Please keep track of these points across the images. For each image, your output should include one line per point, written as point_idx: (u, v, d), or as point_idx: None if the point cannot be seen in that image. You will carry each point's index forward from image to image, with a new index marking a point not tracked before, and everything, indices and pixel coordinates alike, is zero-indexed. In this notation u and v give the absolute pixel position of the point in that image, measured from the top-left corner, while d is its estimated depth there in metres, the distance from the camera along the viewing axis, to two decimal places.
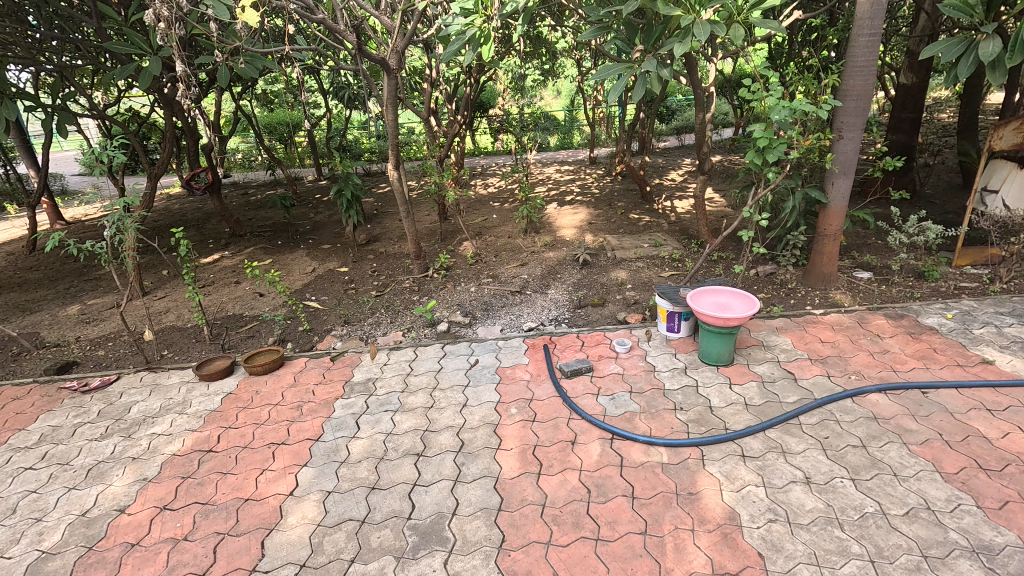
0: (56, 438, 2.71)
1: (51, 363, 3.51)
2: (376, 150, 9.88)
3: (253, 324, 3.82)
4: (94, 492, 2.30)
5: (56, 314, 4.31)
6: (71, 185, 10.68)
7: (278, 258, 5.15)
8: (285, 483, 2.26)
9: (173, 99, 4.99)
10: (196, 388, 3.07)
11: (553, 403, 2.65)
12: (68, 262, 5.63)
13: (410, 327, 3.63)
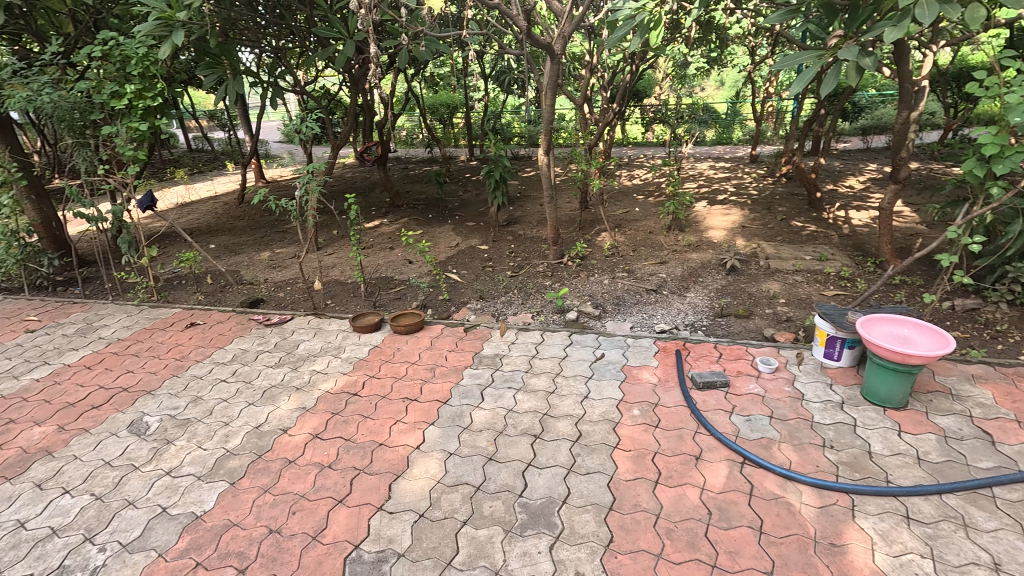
0: (244, 359, 3.27)
1: (245, 297, 4.22)
2: (525, 135, 10.11)
3: (401, 287, 4.19)
4: (266, 410, 2.74)
5: (253, 257, 5.17)
6: (273, 151, 12.65)
7: (427, 230, 5.56)
8: (414, 436, 2.46)
9: (359, 78, 5.58)
10: (350, 337, 3.49)
11: (679, 412, 2.51)
12: (265, 215, 6.71)
13: (540, 310, 3.69)
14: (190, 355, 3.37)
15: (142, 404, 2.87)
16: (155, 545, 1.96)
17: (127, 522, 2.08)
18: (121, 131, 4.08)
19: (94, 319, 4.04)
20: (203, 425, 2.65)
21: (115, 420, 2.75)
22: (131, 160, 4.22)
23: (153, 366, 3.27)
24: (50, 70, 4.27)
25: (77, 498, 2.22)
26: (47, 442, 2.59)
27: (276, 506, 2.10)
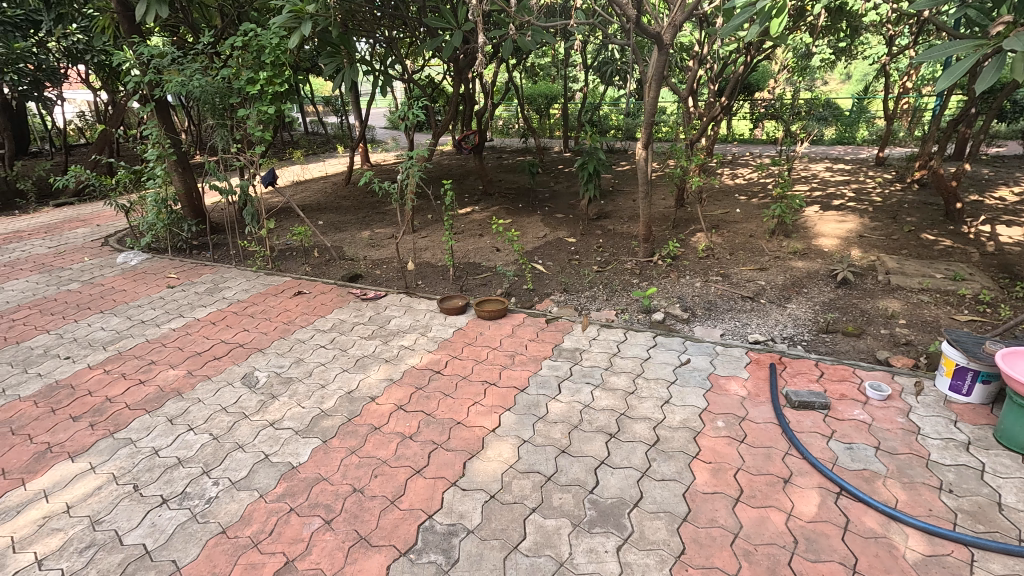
0: (342, 329, 3.54)
1: (346, 272, 4.54)
2: (622, 128, 9.85)
3: (488, 274, 4.29)
4: (358, 377, 2.94)
5: (355, 235, 5.55)
6: (379, 136, 13.40)
7: (516, 220, 5.63)
8: (490, 419, 2.52)
9: (463, 68, 5.73)
10: (437, 317, 3.64)
11: (769, 430, 2.34)
12: (368, 196, 7.15)
13: (625, 308, 3.60)
14: (296, 320, 3.70)
15: (255, 360, 3.21)
16: (258, 486, 2.20)
17: (236, 462, 2.35)
18: (253, 114, 4.52)
19: (220, 281, 4.56)
20: (303, 385, 2.91)
21: (232, 371, 3.09)
22: (260, 140, 4.68)
23: (265, 327, 3.63)
24: (201, 58, 4.83)
25: (199, 435, 2.54)
26: (178, 384, 2.97)
27: (361, 468, 2.26)
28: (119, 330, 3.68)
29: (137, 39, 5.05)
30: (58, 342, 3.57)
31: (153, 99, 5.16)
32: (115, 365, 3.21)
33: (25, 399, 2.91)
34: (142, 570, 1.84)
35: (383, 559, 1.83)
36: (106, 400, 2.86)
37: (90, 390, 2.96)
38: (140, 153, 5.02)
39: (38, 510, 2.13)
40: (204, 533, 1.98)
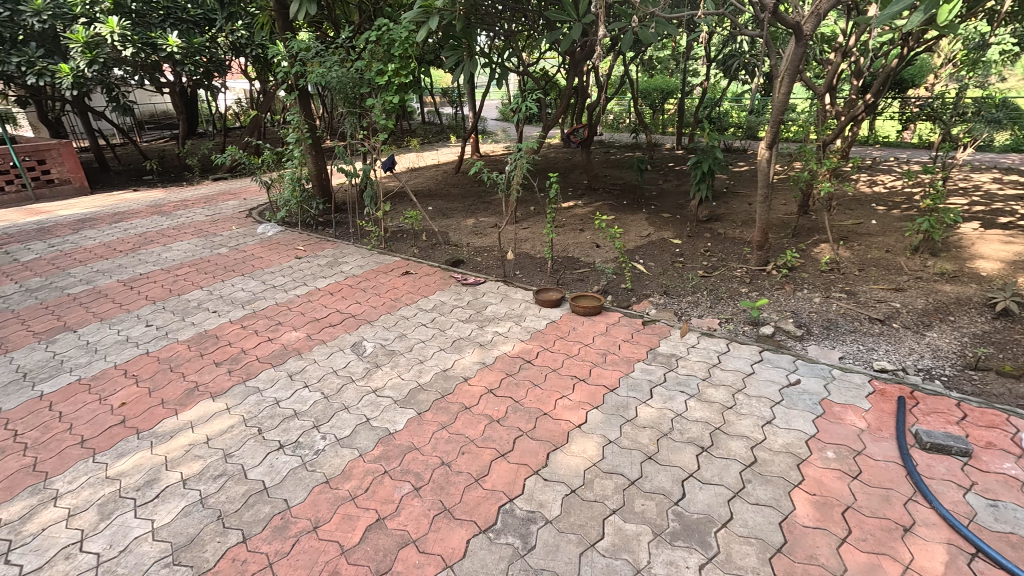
0: (442, 310, 3.72)
1: (450, 256, 4.76)
2: (744, 125, 9.20)
3: (586, 269, 4.26)
4: (453, 358, 3.08)
5: (461, 221, 5.79)
6: (490, 128, 13.81)
7: (620, 217, 5.51)
8: (577, 415, 2.52)
9: (579, 60, 5.67)
10: (532, 307, 3.69)
11: (890, 470, 2.09)
12: (475, 185, 7.41)
13: (730, 318, 3.39)
14: (402, 298, 3.96)
15: (364, 330, 3.49)
16: (359, 446, 2.40)
17: (341, 421, 2.58)
18: (379, 103, 4.86)
19: (340, 256, 5.00)
20: (404, 358, 3.11)
21: (344, 338, 3.39)
22: (383, 128, 5.02)
23: (375, 301, 3.93)
24: (339, 51, 5.28)
25: (312, 392, 2.82)
26: (299, 345, 3.33)
27: (450, 443, 2.38)
28: (256, 292, 4.19)
29: (288, 34, 5.65)
30: (208, 297, 4.15)
31: (298, 88, 5.74)
32: (251, 322, 3.67)
33: (182, 342, 3.42)
34: (261, 503, 2.10)
35: (463, 533, 1.91)
36: (242, 351, 3.28)
37: (231, 341, 3.42)
38: (283, 136, 5.62)
39: (185, 437, 2.50)
40: (311, 480, 2.21)
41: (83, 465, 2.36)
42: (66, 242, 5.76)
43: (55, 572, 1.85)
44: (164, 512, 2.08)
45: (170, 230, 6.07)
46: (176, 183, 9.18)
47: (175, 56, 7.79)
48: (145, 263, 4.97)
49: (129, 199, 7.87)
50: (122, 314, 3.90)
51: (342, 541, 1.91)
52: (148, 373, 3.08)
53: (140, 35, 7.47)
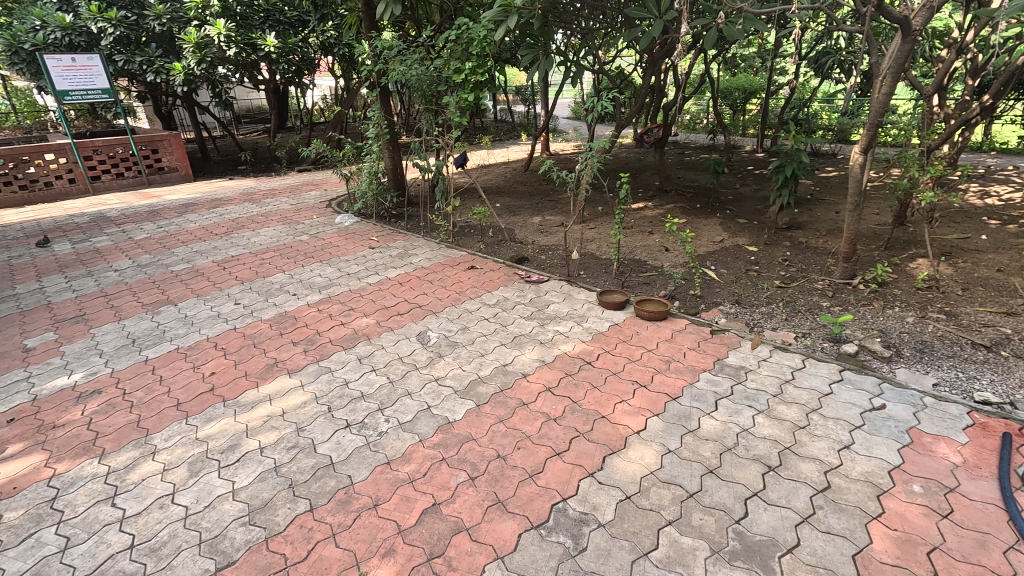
0: (505, 306, 3.77)
1: (515, 253, 4.80)
2: (835, 128, 8.58)
3: (653, 273, 4.15)
4: (513, 353, 3.12)
5: (527, 219, 5.82)
6: (561, 126, 13.77)
7: (691, 220, 5.32)
8: (636, 421, 2.47)
9: (657, 58, 5.52)
10: (595, 309, 3.66)
11: (989, 513, 1.88)
12: (544, 183, 7.42)
13: (807, 333, 3.18)
14: (467, 291, 4.05)
15: (429, 320, 3.61)
16: (419, 431, 2.48)
17: (404, 406, 2.68)
18: (455, 101, 4.98)
19: (409, 248, 5.19)
20: (466, 350, 3.18)
21: (410, 327, 3.52)
22: (457, 125, 5.14)
23: (440, 293, 4.04)
24: (420, 50, 5.46)
25: (379, 377, 2.95)
26: (369, 330, 3.49)
27: (506, 437, 2.41)
28: (331, 278, 4.44)
29: (373, 34, 5.91)
30: (290, 280, 4.44)
31: (379, 86, 6.00)
32: (326, 306, 3.89)
33: (265, 321, 3.69)
34: (328, 476, 2.23)
35: (515, 526, 1.93)
36: (317, 333, 3.50)
37: (308, 322, 3.65)
38: (364, 132, 5.90)
39: (264, 409, 2.70)
40: (373, 459, 2.32)
41: (177, 425, 2.61)
42: (171, 224, 6.37)
43: (151, 519, 2.06)
44: (243, 475, 2.26)
45: (259, 217, 6.55)
46: (266, 173, 9.88)
47: (271, 55, 8.40)
48: (237, 246, 5.40)
49: (225, 187, 8.57)
50: (215, 292, 4.27)
51: (400, 520, 1.99)
52: (235, 347, 3.36)
53: (243, 36, 8.12)
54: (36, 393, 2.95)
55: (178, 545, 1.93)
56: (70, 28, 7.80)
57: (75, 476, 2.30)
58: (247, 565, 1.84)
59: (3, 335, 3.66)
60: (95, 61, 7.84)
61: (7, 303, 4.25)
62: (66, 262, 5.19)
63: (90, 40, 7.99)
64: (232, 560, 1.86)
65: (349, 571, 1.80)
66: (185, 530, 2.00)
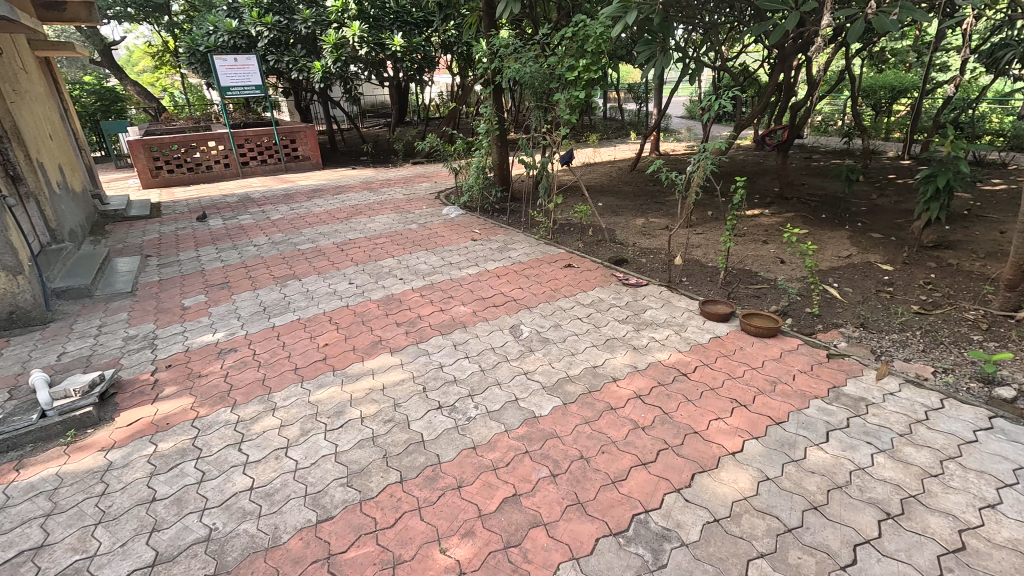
0: (600, 307, 3.71)
1: (614, 255, 4.71)
2: (1007, 133, 7.33)
3: (764, 286, 3.85)
4: (605, 356, 3.06)
5: (630, 220, 5.68)
6: (673, 125, 13.24)
7: (814, 232, 4.85)
8: (732, 441, 2.32)
9: (790, 53, 5.06)
10: (695, 318, 3.48)
11: None
12: (650, 184, 7.18)
13: (949, 368, 2.77)
14: (562, 289, 4.04)
15: (522, 314, 3.66)
16: (506, 422, 2.54)
17: (493, 395, 2.76)
18: (565, 98, 4.97)
19: (509, 242, 5.29)
20: (557, 348, 3.19)
21: (505, 320, 3.60)
22: (566, 123, 5.13)
23: (536, 289, 4.08)
24: (535, 48, 5.52)
25: (471, 364, 3.06)
26: (465, 319, 3.63)
27: (591, 439, 2.38)
28: (435, 266, 4.67)
29: (492, 32, 6.09)
30: (398, 265, 4.74)
31: (493, 83, 6.17)
32: (428, 292, 4.11)
33: (373, 301, 3.99)
34: (418, 452, 2.36)
35: (593, 530, 1.91)
36: (418, 316, 3.70)
37: (411, 306, 3.88)
38: (475, 128, 6.10)
39: (367, 382, 2.93)
40: (461, 443, 2.41)
41: (295, 387, 2.92)
42: (302, 207, 7.09)
43: (268, 467, 2.33)
44: (345, 440, 2.47)
45: (375, 205, 7.07)
46: (384, 164, 10.63)
47: (397, 54, 8.99)
48: (354, 231, 5.87)
49: (348, 176, 9.35)
50: (333, 271, 4.69)
51: (481, 504, 2.06)
52: (346, 323, 3.67)
53: (373, 36, 8.78)
54: (189, 345, 3.45)
55: (288, 493, 2.17)
56: (236, 32, 9.05)
57: (212, 420, 2.67)
58: (343, 522, 2.01)
59: (167, 294, 4.33)
60: (252, 60, 8.81)
61: (172, 267, 5.02)
62: (217, 235, 6.00)
63: (249, 42, 9.16)
64: (331, 515, 2.05)
65: (431, 544, 1.90)
66: (294, 481, 2.24)
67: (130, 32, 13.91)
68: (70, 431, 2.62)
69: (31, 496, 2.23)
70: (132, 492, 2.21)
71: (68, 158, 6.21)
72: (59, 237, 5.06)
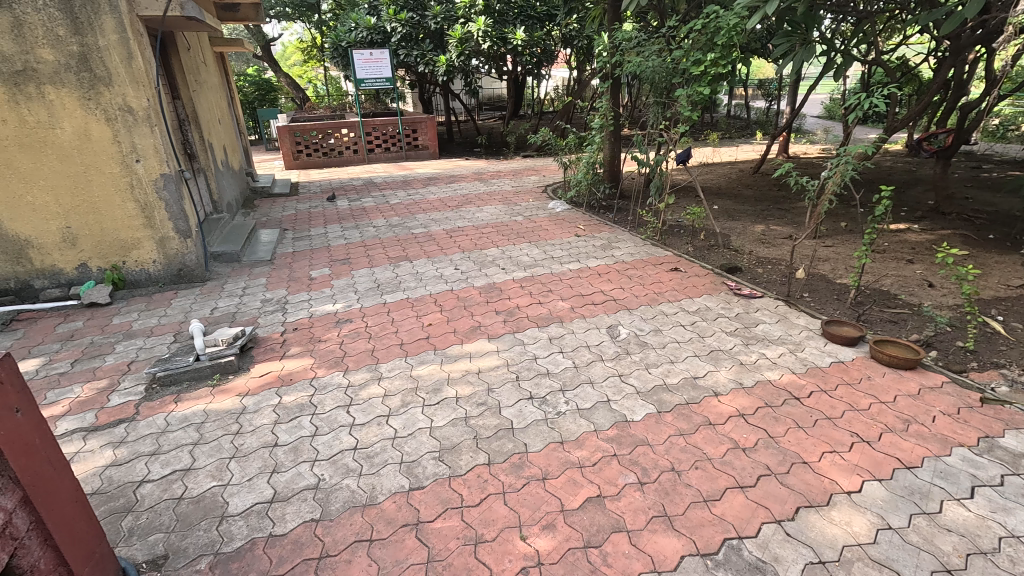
0: (705, 316, 3.51)
1: (726, 262, 4.43)
2: None
3: (905, 311, 3.39)
4: (706, 367, 2.90)
5: (747, 227, 5.30)
6: (807, 126, 12.07)
7: (975, 254, 4.16)
8: (849, 480, 2.08)
9: (967, 45, 4.35)
10: (814, 339, 3.16)
11: None
12: (774, 189, 6.62)
13: None
14: (666, 293, 3.89)
15: (622, 315, 3.59)
16: (595, 421, 2.51)
17: (584, 393, 2.74)
18: (687, 94, 4.73)
19: (614, 240, 5.19)
20: (655, 353, 3.08)
21: (603, 318, 3.55)
22: (686, 120, 4.88)
23: (638, 291, 3.97)
24: (660, 41, 5.32)
25: (565, 360, 3.06)
26: (563, 314, 3.63)
27: (684, 452, 2.27)
28: (537, 259, 4.73)
29: (615, 26, 5.96)
30: (501, 255, 4.87)
31: (612, 77, 6.04)
32: (528, 284, 4.17)
33: (476, 288, 4.14)
34: (507, 439, 2.42)
35: (678, 546, 1.83)
36: (516, 307, 3.78)
37: (510, 296, 3.97)
38: (590, 122, 6.03)
39: (464, 364, 3.06)
40: (549, 435, 2.43)
41: (400, 361, 3.13)
42: (418, 194, 7.53)
43: (371, 431, 2.52)
44: (439, 417, 2.60)
45: (484, 195, 7.29)
46: (496, 156, 10.93)
47: (518, 47, 9.15)
48: (463, 219, 6.12)
49: (462, 166, 9.75)
50: (441, 256, 4.93)
51: (564, 499, 2.06)
52: (450, 306, 3.85)
53: (497, 31, 9.03)
54: (313, 312, 3.84)
55: (386, 458, 2.34)
56: (374, 29, 9.77)
57: (327, 382, 2.95)
58: (432, 493, 2.13)
59: (299, 265, 4.84)
60: (385, 54, 9.50)
61: (305, 241, 5.60)
62: (343, 215, 6.59)
63: (384, 38, 9.83)
64: (422, 485, 2.17)
65: (512, 530, 1.94)
66: (392, 447, 2.40)
67: (286, 29, 15.59)
68: (216, 375, 3.05)
69: (184, 426, 2.63)
70: (259, 436, 2.52)
71: (231, 140, 7.17)
72: (219, 208, 5.87)
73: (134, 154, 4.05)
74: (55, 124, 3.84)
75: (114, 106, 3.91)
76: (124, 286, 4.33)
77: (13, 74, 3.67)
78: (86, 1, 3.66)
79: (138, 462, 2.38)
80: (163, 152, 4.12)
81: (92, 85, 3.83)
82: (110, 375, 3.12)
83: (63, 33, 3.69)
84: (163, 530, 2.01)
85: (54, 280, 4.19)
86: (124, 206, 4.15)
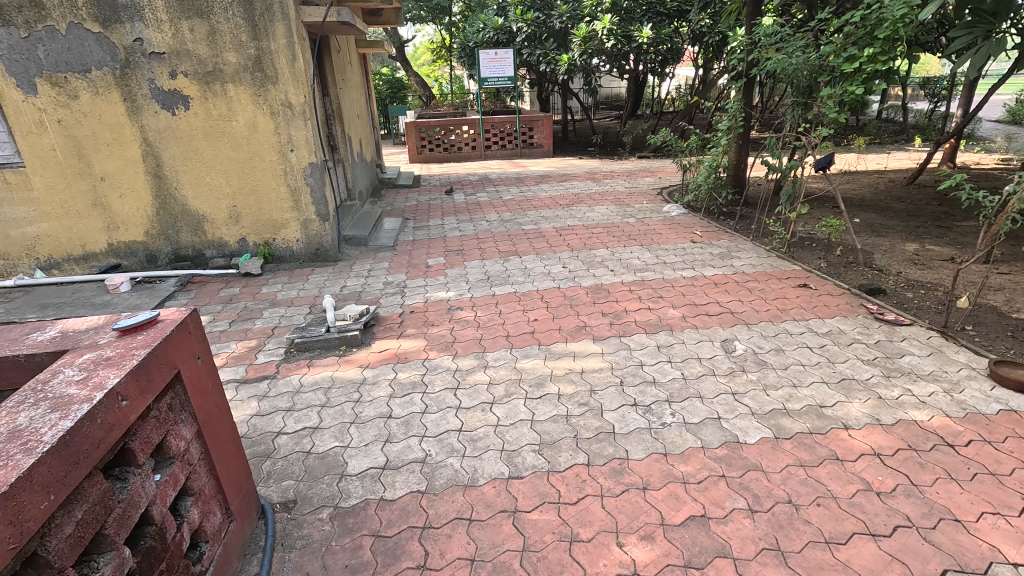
0: (838, 339, 3.17)
1: (866, 282, 3.95)
2: None
3: None
4: (836, 397, 2.62)
5: (896, 244, 4.69)
6: (983, 133, 10.36)
7: None
8: (1016, 550, 1.77)
9: None
10: (976, 379, 2.72)
11: None
12: (932, 204, 5.78)
13: None
14: (791, 311, 3.57)
15: (738, 329, 3.36)
16: (703, 438, 2.38)
17: (693, 407, 2.61)
18: (835, 93, 4.29)
19: (733, 249, 4.88)
20: (775, 374, 2.84)
21: (717, 331, 3.35)
22: (829, 122, 4.44)
23: (758, 305, 3.69)
24: (806, 36, 4.88)
25: (672, 370, 2.94)
26: (673, 322, 3.49)
27: (804, 486, 2.08)
28: (648, 263, 4.59)
29: (754, 20, 5.58)
30: (610, 256, 4.80)
31: (745, 76, 5.65)
32: (638, 288, 4.07)
33: (583, 287, 4.12)
34: (607, 443, 2.38)
35: None
36: (624, 310, 3.70)
37: (618, 298, 3.90)
38: (716, 123, 5.70)
39: (568, 362, 3.07)
40: (652, 445, 2.35)
41: (505, 352, 3.22)
42: (530, 191, 7.66)
43: (475, 416, 2.63)
44: (541, 411, 2.64)
45: (596, 195, 7.22)
46: (611, 156, 10.77)
47: (643, 45, 8.92)
48: (574, 218, 6.12)
49: (574, 165, 9.76)
50: (550, 253, 4.98)
51: (665, 514, 1.99)
52: (556, 303, 3.87)
53: (622, 29, 8.88)
54: (427, 297, 4.08)
55: (488, 443, 2.42)
56: (500, 29, 10.08)
57: (436, 364, 3.12)
58: (531, 485, 2.17)
59: (418, 253, 5.16)
60: (509, 54, 9.62)
61: (424, 230, 5.96)
62: (460, 208, 6.90)
63: (510, 37, 10.11)
64: (521, 475, 2.22)
65: (608, 534, 1.91)
66: (494, 434, 2.49)
67: (419, 32, 16.60)
68: (343, 346, 3.36)
69: (314, 389, 2.94)
70: (375, 407, 2.74)
71: (366, 134, 7.82)
72: (352, 196, 6.45)
73: (290, 144, 4.59)
74: (231, 116, 4.46)
75: (278, 102, 4.46)
76: (273, 261, 4.92)
77: (205, 74, 4.32)
78: (265, 10, 4.21)
79: (276, 416, 2.71)
80: (312, 144, 4.62)
81: (262, 84, 4.40)
82: (259, 336, 3.59)
83: (244, 39, 4.27)
84: (293, 478, 2.27)
85: (220, 250, 4.88)
86: (278, 190, 4.72)
